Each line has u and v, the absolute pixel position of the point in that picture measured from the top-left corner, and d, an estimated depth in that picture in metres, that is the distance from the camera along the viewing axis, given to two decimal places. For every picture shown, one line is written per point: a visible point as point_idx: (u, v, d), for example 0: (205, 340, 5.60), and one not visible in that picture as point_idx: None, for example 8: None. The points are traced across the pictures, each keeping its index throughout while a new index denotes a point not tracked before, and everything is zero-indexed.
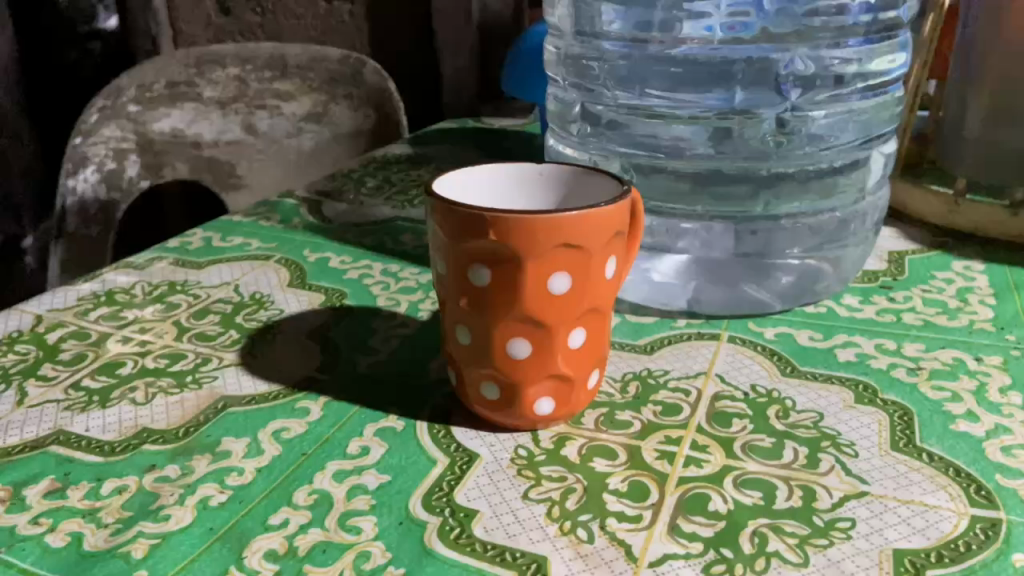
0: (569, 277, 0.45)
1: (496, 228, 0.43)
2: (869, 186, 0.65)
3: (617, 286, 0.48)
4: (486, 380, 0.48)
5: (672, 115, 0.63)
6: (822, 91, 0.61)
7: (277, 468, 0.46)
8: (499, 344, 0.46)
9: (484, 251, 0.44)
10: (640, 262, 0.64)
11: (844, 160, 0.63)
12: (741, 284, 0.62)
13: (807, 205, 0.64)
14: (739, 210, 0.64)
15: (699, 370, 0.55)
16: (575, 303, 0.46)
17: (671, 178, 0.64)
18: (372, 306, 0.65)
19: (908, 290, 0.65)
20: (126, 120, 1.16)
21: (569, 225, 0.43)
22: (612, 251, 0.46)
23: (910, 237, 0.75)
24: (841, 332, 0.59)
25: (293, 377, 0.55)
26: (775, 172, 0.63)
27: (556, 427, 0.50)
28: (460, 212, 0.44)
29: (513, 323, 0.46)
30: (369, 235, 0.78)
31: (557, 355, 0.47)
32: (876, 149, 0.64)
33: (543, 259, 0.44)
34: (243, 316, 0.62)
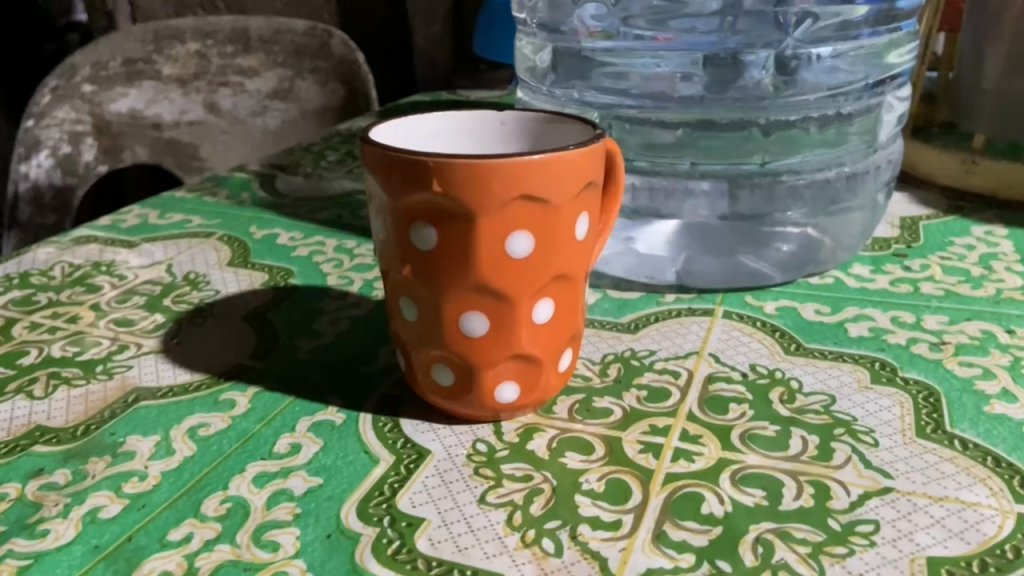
0: (531, 237, 0.38)
1: (440, 177, 0.36)
2: (880, 141, 0.57)
3: (591, 249, 0.41)
4: (437, 362, 0.40)
5: (655, 55, 0.56)
6: (828, 22, 0.54)
7: (187, 472, 0.39)
8: (451, 319, 0.39)
9: (427, 206, 0.37)
10: (620, 231, 0.56)
11: (854, 106, 0.55)
12: (737, 253, 0.55)
13: (811, 158, 0.56)
14: (730, 165, 0.56)
15: (690, 350, 0.48)
16: (540, 270, 0.39)
17: (656, 130, 0.56)
18: (321, 285, 0.58)
19: (924, 258, 0.58)
20: (81, 101, 1.03)
21: (529, 173, 0.36)
22: (583, 207, 0.39)
23: (922, 202, 0.68)
24: (852, 305, 0.52)
25: (220, 366, 0.47)
26: (775, 121, 0.55)
27: (523, 417, 0.42)
28: (397, 158, 0.36)
29: (467, 295, 0.38)
30: (325, 210, 0.71)
31: (521, 332, 0.39)
32: (889, 96, 0.56)
33: (499, 215, 0.37)
34: (171, 298, 0.55)
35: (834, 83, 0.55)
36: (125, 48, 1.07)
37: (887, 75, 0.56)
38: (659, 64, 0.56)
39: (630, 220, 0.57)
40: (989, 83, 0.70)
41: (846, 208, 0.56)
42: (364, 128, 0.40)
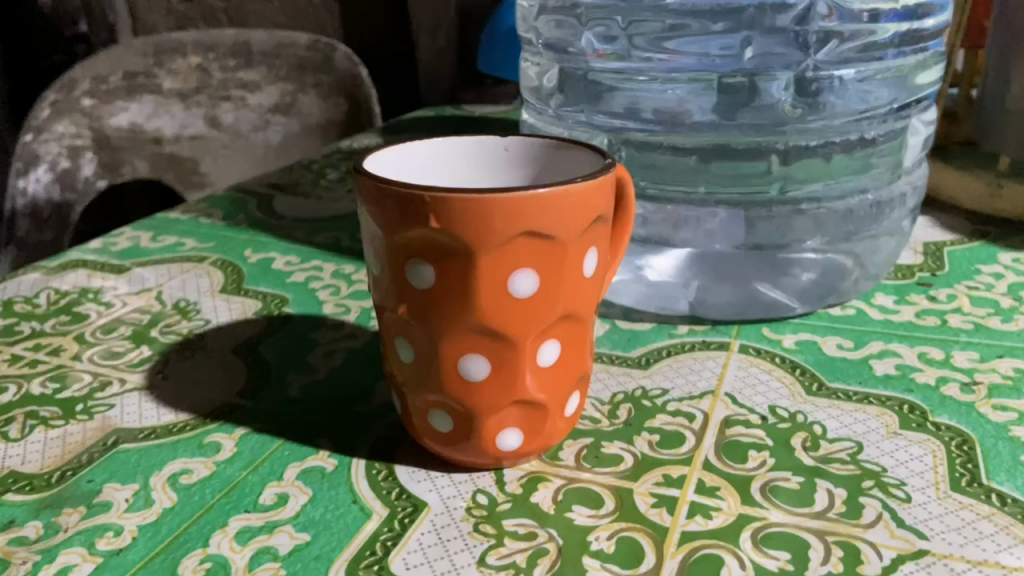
0: (536, 275, 0.35)
1: (438, 212, 0.33)
2: (906, 165, 0.54)
3: (600, 286, 0.38)
4: (435, 407, 0.38)
5: (668, 77, 0.53)
6: (852, 45, 0.50)
7: (166, 526, 0.36)
8: (450, 362, 0.36)
9: (424, 242, 0.34)
10: (631, 259, 0.54)
11: (878, 132, 0.52)
12: (752, 283, 0.52)
13: (830, 186, 0.53)
14: (749, 195, 0.54)
15: (705, 390, 0.45)
16: (545, 310, 0.36)
17: (667, 156, 0.54)
18: (316, 314, 0.55)
19: (951, 288, 0.55)
20: (80, 115, 1.00)
21: (533, 207, 0.33)
22: (592, 242, 0.36)
23: (946, 226, 0.65)
24: (876, 340, 0.49)
25: (207, 405, 0.45)
26: (794, 147, 0.52)
27: (527, 464, 0.40)
28: (391, 191, 0.34)
29: (466, 337, 0.36)
30: (323, 232, 0.68)
31: (524, 375, 0.37)
32: (914, 119, 0.54)
33: (501, 253, 0.34)
34: (159, 329, 0.53)
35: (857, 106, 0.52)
36: (126, 61, 1.04)
37: (913, 97, 0.53)
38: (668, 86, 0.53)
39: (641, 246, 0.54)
40: (1017, 102, 0.66)
41: (872, 239, 0.54)
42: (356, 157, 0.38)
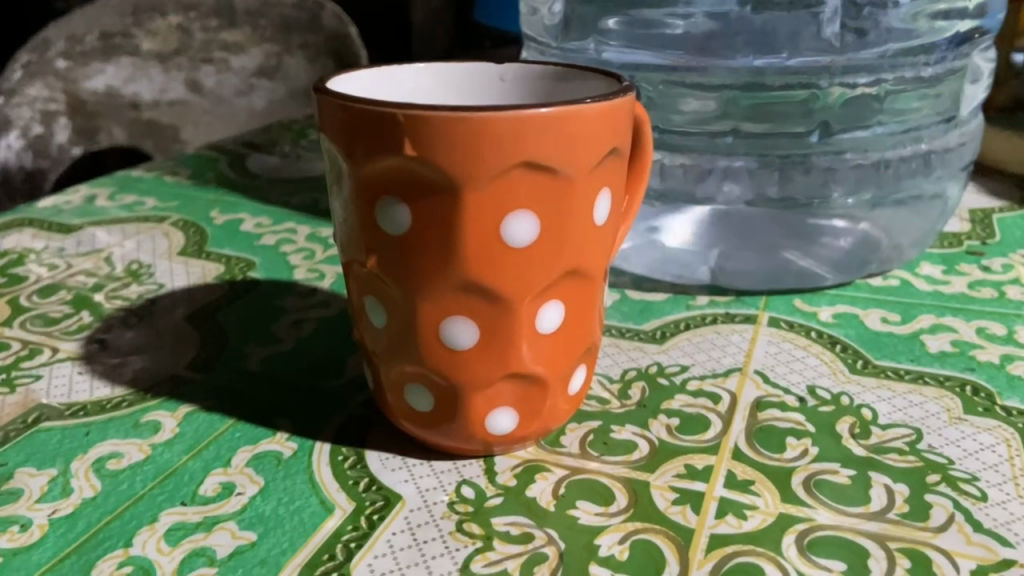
0: (536, 220, 0.28)
1: (415, 135, 0.27)
2: (961, 113, 0.48)
3: (613, 237, 0.32)
4: (412, 380, 0.31)
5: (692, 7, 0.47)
6: None
7: (83, 520, 0.30)
8: (430, 326, 0.30)
9: (397, 175, 0.28)
10: (641, 222, 0.48)
11: (940, 68, 0.45)
12: (779, 250, 0.47)
13: (892, 125, 0.46)
14: (781, 137, 0.47)
15: (731, 366, 0.39)
16: (546, 265, 0.29)
17: (692, 97, 0.47)
18: (286, 279, 0.49)
19: (1005, 257, 0.48)
20: (56, 78, 0.84)
21: (532, 132, 0.27)
22: (604, 182, 0.30)
23: (991, 191, 0.58)
24: (926, 314, 0.43)
25: (150, 379, 0.38)
26: (838, 84, 0.45)
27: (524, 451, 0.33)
28: (357, 110, 0.27)
29: (449, 296, 0.29)
30: (300, 194, 0.62)
31: (520, 344, 0.30)
32: (973, 55, 0.47)
33: (492, 189, 0.27)
34: (105, 294, 0.46)
35: (907, 36, 0.44)
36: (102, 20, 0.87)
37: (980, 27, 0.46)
38: (689, 22, 0.47)
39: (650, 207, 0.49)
40: None
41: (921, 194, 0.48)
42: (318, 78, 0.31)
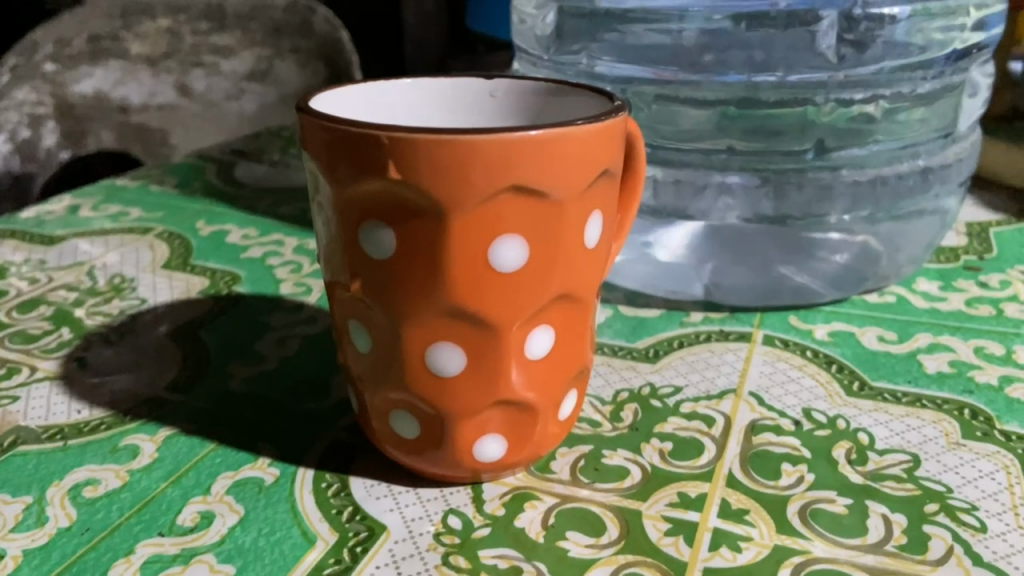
0: (525, 244, 0.28)
1: (399, 157, 0.26)
2: (959, 130, 0.47)
3: (604, 259, 0.31)
4: (398, 406, 0.30)
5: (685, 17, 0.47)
6: None
7: (57, 551, 0.29)
8: (416, 353, 0.29)
9: (382, 198, 0.27)
10: (636, 236, 0.48)
11: (936, 83, 0.45)
12: (775, 266, 0.46)
13: (889, 140, 0.45)
14: (776, 153, 0.46)
15: (725, 388, 0.38)
16: (535, 290, 0.29)
17: (689, 110, 0.46)
18: (272, 294, 0.48)
19: (1002, 272, 0.48)
20: (43, 82, 0.83)
21: (520, 155, 0.26)
22: (596, 205, 0.29)
23: (988, 204, 0.58)
24: (923, 332, 0.42)
25: (130, 400, 0.37)
26: (833, 100, 0.44)
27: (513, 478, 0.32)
28: (340, 132, 0.26)
29: (434, 322, 0.28)
30: (288, 204, 0.61)
31: (509, 370, 0.29)
32: (971, 72, 0.46)
33: (480, 213, 0.27)
34: (86, 309, 0.45)
35: (908, 51, 0.44)
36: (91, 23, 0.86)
37: (976, 44, 0.45)
38: (681, 37, 0.46)
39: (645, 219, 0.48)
40: None
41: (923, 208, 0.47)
42: (301, 95, 0.30)
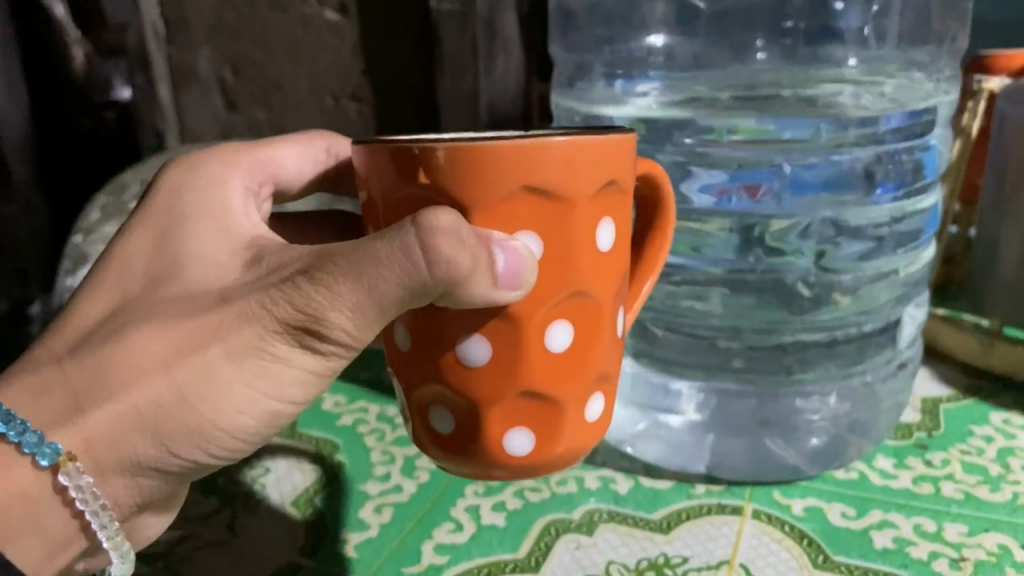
0: (540, 240, 0.32)
1: (428, 166, 0.31)
2: (902, 349, 0.62)
3: (618, 262, 0.35)
4: (435, 402, 0.36)
5: (682, 272, 0.63)
6: (849, 256, 0.60)
7: None
8: (448, 348, 0.34)
9: (413, 202, 0.33)
10: (654, 421, 0.61)
11: (875, 324, 0.61)
12: (763, 438, 0.59)
13: (837, 370, 0.61)
14: (764, 366, 0.61)
15: (721, 558, 0.50)
16: (550, 286, 0.33)
17: (687, 339, 0.63)
18: (365, 465, 0.61)
19: (945, 450, 0.60)
20: None
21: (534, 159, 0.31)
22: (606, 208, 0.34)
23: (942, 378, 0.70)
24: (877, 508, 0.54)
25: (271, 565, 0.51)
26: (797, 339, 0.61)
27: (544, 471, 0.36)
28: (383, 149, 0.33)
29: (463, 316, 0.34)
30: (367, 368, 0.76)
31: (530, 362, 0.34)
32: (907, 311, 0.62)
33: (496, 209, 0.32)
34: (225, 477, 0.59)
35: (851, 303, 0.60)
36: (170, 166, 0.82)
37: (905, 295, 0.62)
38: (690, 277, 0.63)
39: (653, 393, 0.62)
40: (1009, 279, 0.70)
41: (860, 420, 0.59)
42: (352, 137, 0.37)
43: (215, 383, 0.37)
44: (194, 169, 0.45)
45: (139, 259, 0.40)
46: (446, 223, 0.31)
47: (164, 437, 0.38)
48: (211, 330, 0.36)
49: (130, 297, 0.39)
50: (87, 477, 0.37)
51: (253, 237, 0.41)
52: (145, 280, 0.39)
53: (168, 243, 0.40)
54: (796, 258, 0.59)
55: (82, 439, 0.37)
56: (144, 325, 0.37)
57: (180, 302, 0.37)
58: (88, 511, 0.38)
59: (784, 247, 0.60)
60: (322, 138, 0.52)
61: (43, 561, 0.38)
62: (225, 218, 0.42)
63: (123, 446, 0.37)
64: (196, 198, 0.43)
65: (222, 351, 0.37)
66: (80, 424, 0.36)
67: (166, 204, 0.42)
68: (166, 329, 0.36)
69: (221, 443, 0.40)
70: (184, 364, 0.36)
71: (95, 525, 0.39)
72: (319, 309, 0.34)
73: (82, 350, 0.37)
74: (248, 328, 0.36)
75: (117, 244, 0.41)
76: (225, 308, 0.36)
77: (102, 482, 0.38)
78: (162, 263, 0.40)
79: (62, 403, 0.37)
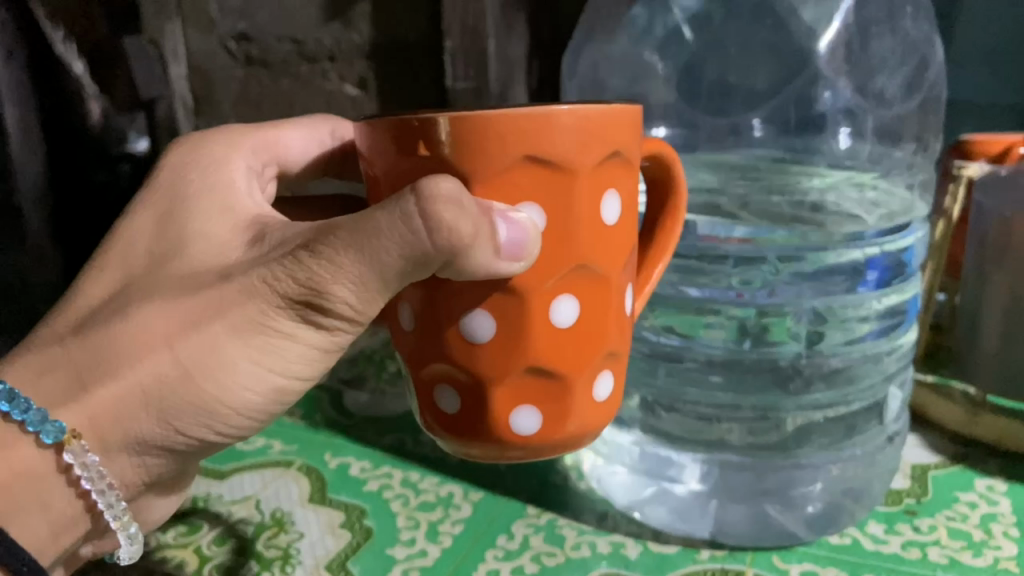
0: (544, 210, 0.37)
1: (428, 138, 0.36)
2: (891, 425, 0.66)
3: (622, 235, 0.40)
4: (449, 373, 0.41)
5: (686, 356, 0.68)
6: (838, 338, 0.66)
7: None
8: (459, 326, 0.39)
9: (414, 171, 0.38)
10: (661, 482, 0.66)
11: (863, 401, 0.66)
12: (763, 503, 0.64)
13: (830, 450, 0.65)
14: (766, 446, 0.66)
15: None
16: (554, 264, 0.38)
17: (694, 419, 0.67)
18: (393, 528, 0.66)
19: (932, 516, 0.64)
20: None
21: (532, 132, 0.36)
22: (608, 187, 0.38)
23: (931, 446, 0.75)
24: (868, 572, 0.58)
25: None
26: (795, 419, 0.65)
27: (553, 444, 0.41)
28: (386, 123, 0.38)
29: (471, 291, 0.39)
30: (389, 433, 0.80)
31: (536, 332, 0.39)
32: (892, 386, 0.67)
33: (500, 178, 0.37)
34: (262, 542, 0.64)
35: (843, 383, 0.66)
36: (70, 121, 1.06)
37: (889, 377, 0.67)
38: (694, 364, 0.68)
39: (659, 463, 0.67)
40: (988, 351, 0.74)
41: (855, 487, 0.64)
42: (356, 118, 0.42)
43: (220, 359, 0.44)
44: (195, 151, 0.53)
45: (145, 239, 0.48)
46: (445, 191, 0.36)
47: (168, 416, 0.45)
48: (211, 307, 0.43)
49: (133, 275, 0.46)
50: (91, 456, 0.45)
51: (252, 214, 0.49)
52: (149, 259, 0.47)
53: (172, 226, 0.48)
54: (787, 344, 0.66)
55: (85, 421, 0.44)
56: (146, 304, 0.44)
57: (181, 282, 0.45)
58: (95, 490, 0.46)
59: (780, 333, 0.66)
60: (326, 124, 0.64)
61: (49, 539, 0.46)
62: (228, 200, 0.50)
63: (129, 425, 0.45)
64: (200, 178, 0.51)
65: (224, 327, 0.43)
66: (87, 398, 0.44)
67: (172, 188, 0.50)
68: (168, 310, 0.43)
69: (227, 421, 0.47)
70: (187, 340, 0.43)
71: (103, 503, 0.47)
72: (320, 280, 0.40)
73: (89, 330, 0.45)
74: (250, 303, 0.43)
75: (126, 228, 0.49)
76: (228, 285, 0.43)
77: (109, 462, 0.46)
78: (166, 245, 0.47)
79: (72, 379, 0.44)
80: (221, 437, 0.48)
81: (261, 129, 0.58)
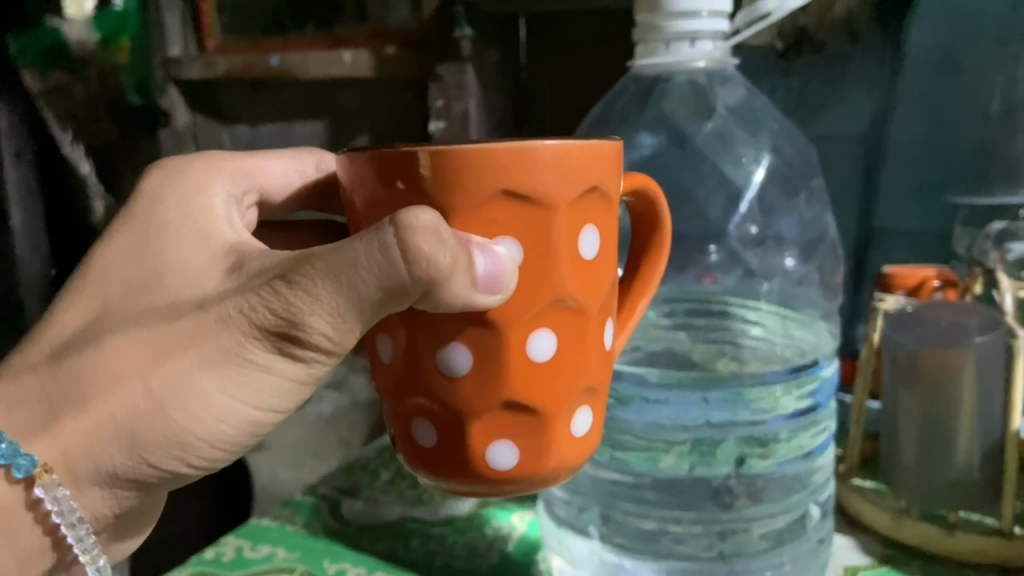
0: (520, 244, 0.46)
1: (405, 177, 0.46)
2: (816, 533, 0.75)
3: (597, 272, 0.49)
4: (435, 403, 0.49)
5: (639, 479, 0.82)
6: (760, 459, 0.78)
7: None
8: (444, 362, 0.48)
9: (390, 199, 0.47)
10: None
11: (783, 514, 0.79)
12: None
13: (762, 559, 0.76)
14: (705, 558, 0.77)
15: None
16: (528, 304, 0.47)
17: (643, 530, 0.81)
18: None
19: None
20: None
21: (509, 171, 0.44)
22: (578, 226, 0.47)
23: (863, 548, 0.85)
24: None
25: None
26: (726, 528, 0.78)
27: (535, 469, 0.50)
28: (367, 156, 0.47)
29: (453, 328, 0.48)
30: (382, 541, 0.89)
31: (515, 364, 0.48)
32: (811, 501, 0.78)
33: (474, 214, 0.46)
34: None
35: (765, 495, 0.79)
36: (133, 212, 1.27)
37: (808, 487, 0.79)
38: (647, 486, 0.82)
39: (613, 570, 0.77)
40: (909, 462, 0.84)
41: None
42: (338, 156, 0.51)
43: (193, 389, 0.53)
44: (174, 180, 0.64)
45: (116, 268, 0.58)
46: (424, 223, 0.45)
47: (136, 447, 0.55)
48: (185, 340, 0.53)
49: (108, 304, 0.57)
50: (61, 490, 0.56)
51: (228, 241, 0.59)
52: (124, 288, 0.57)
53: (149, 260, 0.58)
54: (718, 468, 0.78)
55: (53, 452, 0.55)
56: (116, 337, 0.54)
57: (158, 312, 0.55)
58: (65, 524, 0.57)
59: (716, 459, 0.78)
60: (312, 157, 0.76)
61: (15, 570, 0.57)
62: (208, 232, 0.60)
63: (103, 456, 0.55)
64: (175, 204, 0.61)
65: (196, 357, 0.53)
66: (60, 423, 0.54)
67: (150, 220, 0.60)
68: (139, 343, 0.53)
69: (199, 453, 0.57)
70: (155, 375, 0.53)
71: (73, 537, 0.57)
72: (301, 311, 0.50)
73: (63, 361, 0.55)
74: (228, 333, 0.52)
75: (103, 260, 0.59)
76: (203, 315, 0.53)
77: (75, 490, 0.57)
78: (144, 274, 0.57)
79: (40, 411, 0.55)
80: (189, 468, 0.58)
81: (243, 158, 0.70)
